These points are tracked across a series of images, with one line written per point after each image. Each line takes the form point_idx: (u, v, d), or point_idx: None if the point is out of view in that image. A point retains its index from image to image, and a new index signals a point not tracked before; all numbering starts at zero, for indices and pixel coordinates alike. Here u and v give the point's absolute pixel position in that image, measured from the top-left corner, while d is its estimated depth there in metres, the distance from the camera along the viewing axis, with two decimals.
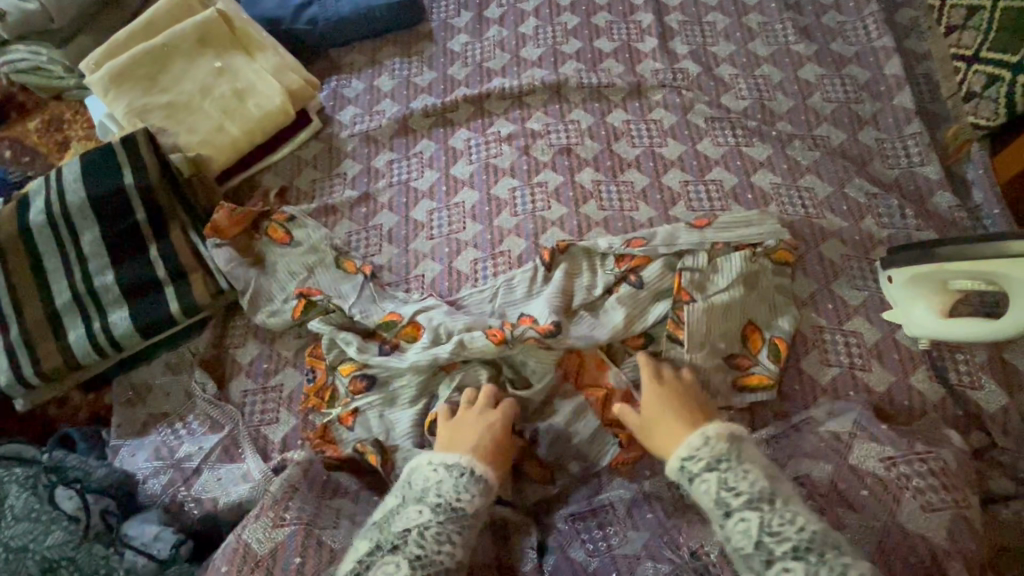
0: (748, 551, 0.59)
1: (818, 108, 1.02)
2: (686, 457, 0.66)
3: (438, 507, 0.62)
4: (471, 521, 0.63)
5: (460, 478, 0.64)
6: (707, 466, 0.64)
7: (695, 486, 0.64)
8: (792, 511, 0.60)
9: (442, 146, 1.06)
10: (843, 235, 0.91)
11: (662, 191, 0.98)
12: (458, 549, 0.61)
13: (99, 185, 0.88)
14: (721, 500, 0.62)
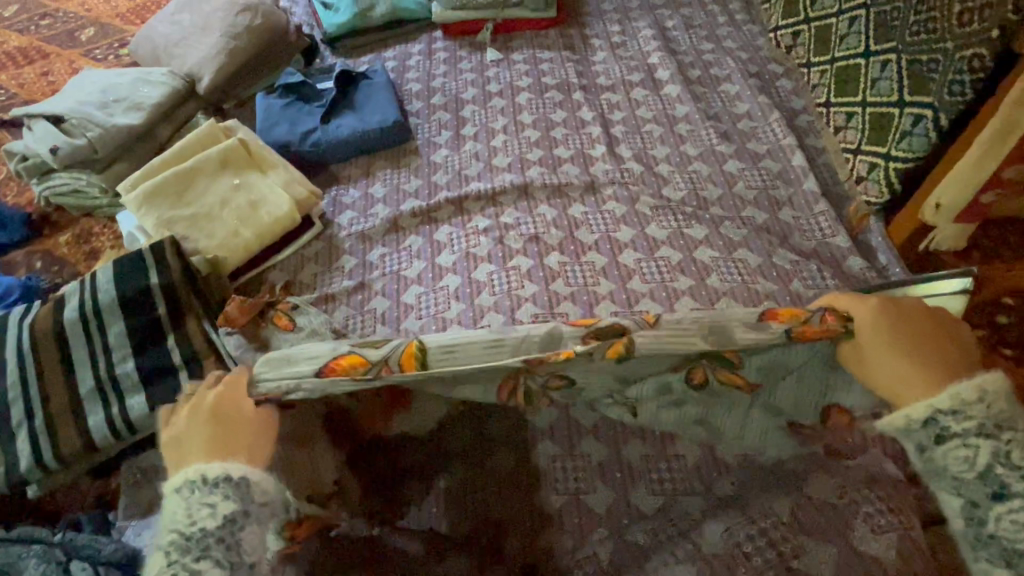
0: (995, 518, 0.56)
1: (743, 195, 1.22)
2: (944, 409, 0.59)
3: (177, 540, 0.59)
4: (219, 535, 0.59)
5: (190, 495, 0.60)
6: (976, 427, 0.57)
7: (944, 446, 0.58)
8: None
9: (429, 240, 1.22)
10: (775, 296, 1.06)
11: (619, 268, 1.13)
12: (214, 567, 0.58)
13: (129, 285, 1.00)
14: (991, 474, 0.57)
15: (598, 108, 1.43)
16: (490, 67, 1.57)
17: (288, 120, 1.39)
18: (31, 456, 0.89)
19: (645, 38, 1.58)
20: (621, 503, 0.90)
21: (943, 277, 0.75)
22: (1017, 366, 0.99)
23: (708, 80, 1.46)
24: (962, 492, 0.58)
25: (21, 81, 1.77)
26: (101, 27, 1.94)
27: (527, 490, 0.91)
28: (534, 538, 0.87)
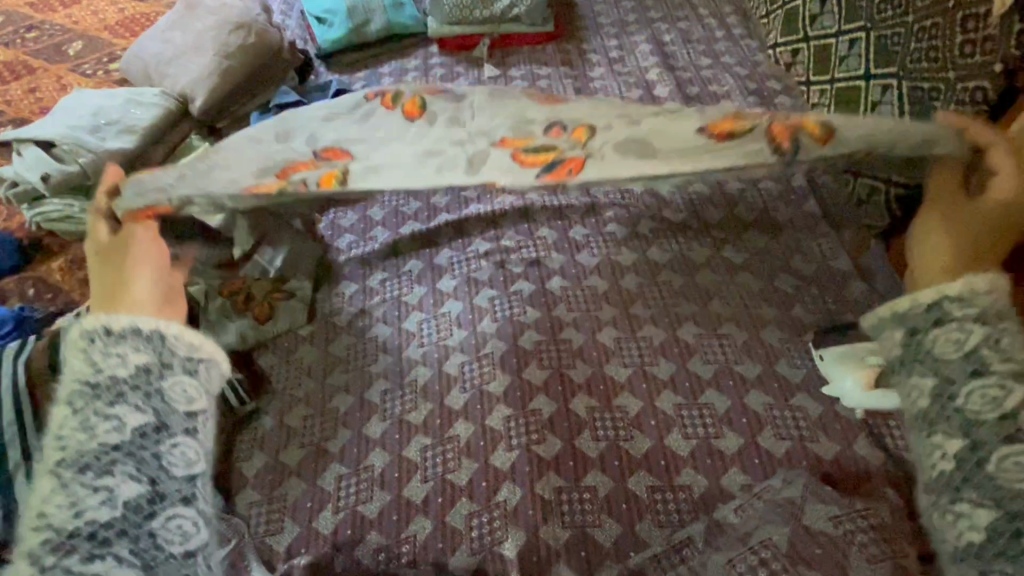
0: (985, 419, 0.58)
1: (743, 216, 1.22)
2: (951, 300, 0.62)
3: (90, 383, 0.62)
4: (136, 381, 0.62)
5: (93, 346, 0.63)
6: (974, 320, 0.61)
7: (938, 333, 0.62)
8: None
9: (429, 265, 1.21)
10: (777, 321, 1.06)
11: (622, 292, 1.13)
12: (134, 414, 0.61)
13: None
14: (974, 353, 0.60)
15: None
16: (487, 82, 1.55)
17: None
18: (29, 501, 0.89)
19: (642, 55, 1.58)
20: (630, 535, 0.88)
21: None
22: None
23: (707, 96, 1.46)
24: (939, 368, 0.61)
25: (8, 98, 1.73)
26: (90, 42, 1.91)
27: (531, 521, 0.89)
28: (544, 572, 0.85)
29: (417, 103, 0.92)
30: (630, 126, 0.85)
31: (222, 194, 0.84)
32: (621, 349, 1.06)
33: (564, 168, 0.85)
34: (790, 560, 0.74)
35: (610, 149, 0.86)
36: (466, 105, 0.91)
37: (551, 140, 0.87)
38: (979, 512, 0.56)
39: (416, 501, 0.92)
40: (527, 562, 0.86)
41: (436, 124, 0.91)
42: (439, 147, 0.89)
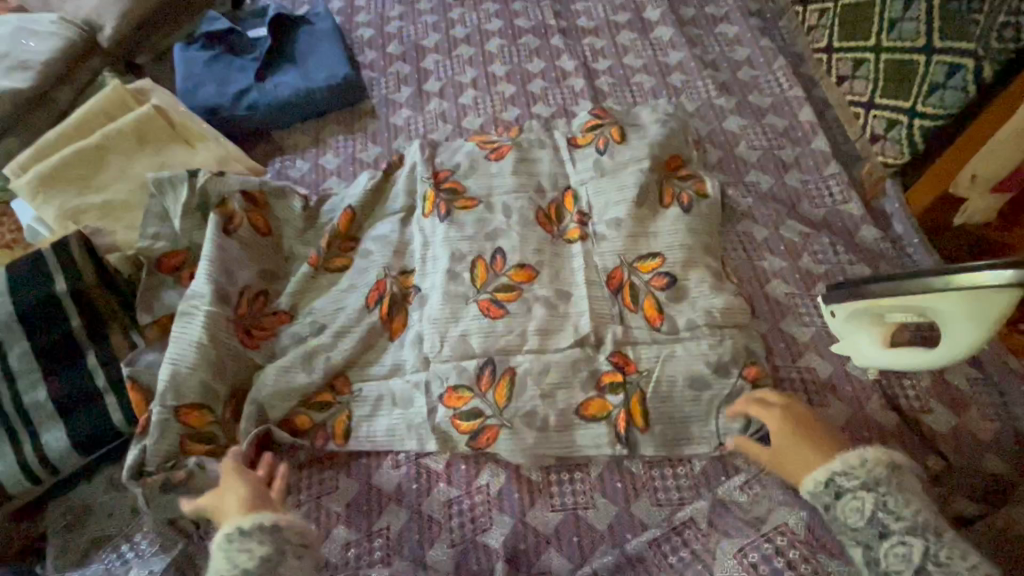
0: (905, 574, 0.60)
1: (745, 157, 1.09)
2: (840, 472, 0.67)
3: (225, 574, 0.66)
4: (263, 569, 0.66)
5: (230, 544, 0.67)
6: (863, 486, 0.65)
7: (843, 504, 0.65)
8: (955, 551, 0.59)
9: (392, 214, 1.06)
10: (783, 275, 0.96)
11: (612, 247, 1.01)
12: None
13: (28, 295, 0.84)
14: (876, 519, 0.63)
15: (580, 56, 1.26)
16: (453, 7, 1.35)
17: (215, 79, 1.18)
18: None
19: None
20: (626, 516, 0.80)
21: (979, 267, 0.67)
22: None
23: (703, 20, 1.29)
24: (857, 539, 0.63)
25: None
26: None
27: (517, 507, 0.81)
28: (533, 561, 0.77)
29: (402, 319, 0.95)
30: (548, 407, 0.85)
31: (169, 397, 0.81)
32: (612, 310, 0.94)
33: (502, 388, 0.86)
34: (811, 549, 0.65)
35: (534, 336, 0.91)
36: (429, 324, 0.92)
37: (481, 315, 0.92)
38: None
39: (389, 490, 0.83)
40: (513, 551, 0.78)
41: (407, 347, 0.92)
42: (408, 398, 0.88)
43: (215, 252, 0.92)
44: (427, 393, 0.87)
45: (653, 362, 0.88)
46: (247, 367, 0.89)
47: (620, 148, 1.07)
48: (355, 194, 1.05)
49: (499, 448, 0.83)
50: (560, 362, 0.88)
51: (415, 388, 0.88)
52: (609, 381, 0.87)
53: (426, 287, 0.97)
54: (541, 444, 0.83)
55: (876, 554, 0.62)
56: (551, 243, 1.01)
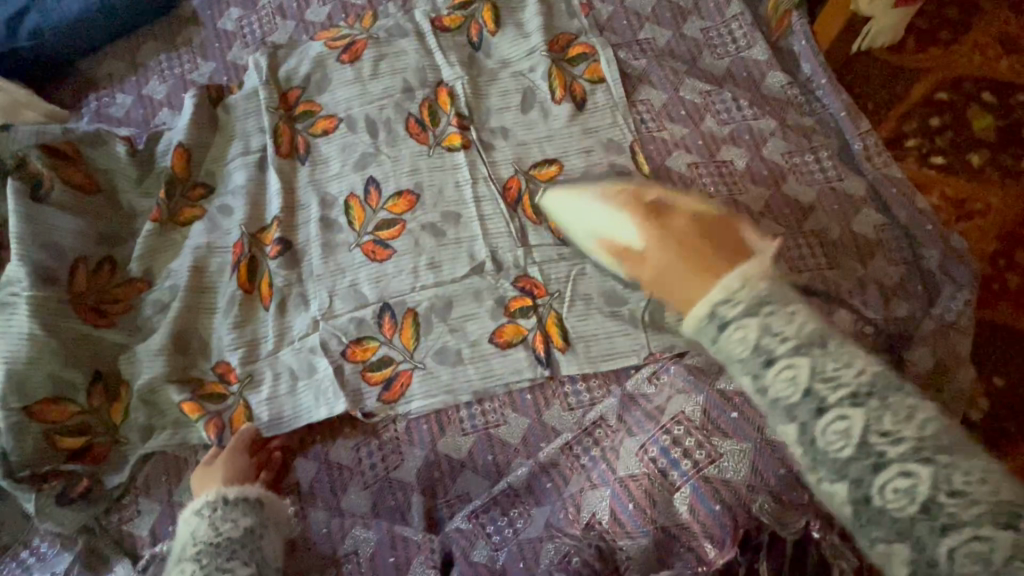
0: (793, 401, 0.41)
1: (638, 9, 0.94)
2: (720, 301, 0.46)
3: (200, 551, 0.62)
4: (243, 542, 0.63)
5: (213, 515, 0.65)
6: (744, 311, 0.44)
7: (728, 335, 0.44)
8: (848, 352, 0.41)
9: (243, 143, 0.89)
10: (685, 142, 0.87)
11: (496, 139, 0.89)
12: (244, 566, 0.61)
13: None
14: (764, 344, 0.42)
15: None
16: None
17: None
18: None
19: None
20: (537, 426, 0.78)
21: None
22: (948, 177, 0.91)
23: None
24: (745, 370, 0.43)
25: None
26: None
27: (427, 437, 0.78)
28: (450, 484, 0.76)
29: (269, 280, 0.84)
30: (458, 341, 0.80)
31: (17, 402, 0.73)
32: (502, 212, 0.85)
33: (407, 330, 0.81)
34: (703, 433, 0.62)
35: (426, 271, 0.83)
36: (311, 284, 0.84)
37: (366, 259, 0.84)
38: (836, 486, 0.39)
39: (293, 444, 0.79)
40: (428, 480, 0.76)
41: (288, 313, 0.83)
42: (305, 366, 0.80)
43: (25, 226, 0.77)
44: (325, 356, 0.80)
45: (563, 282, 0.82)
46: (109, 346, 0.80)
47: (496, 41, 0.93)
48: (181, 128, 0.88)
49: (413, 393, 0.79)
50: (461, 293, 0.82)
51: (312, 354, 0.81)
52: (518, 307, 0.81)
53: (290, 239, 0.85)
54: (450, 383, 0.79)
55: (760, 385, 0.42)
56: (429, 156, 0.88)
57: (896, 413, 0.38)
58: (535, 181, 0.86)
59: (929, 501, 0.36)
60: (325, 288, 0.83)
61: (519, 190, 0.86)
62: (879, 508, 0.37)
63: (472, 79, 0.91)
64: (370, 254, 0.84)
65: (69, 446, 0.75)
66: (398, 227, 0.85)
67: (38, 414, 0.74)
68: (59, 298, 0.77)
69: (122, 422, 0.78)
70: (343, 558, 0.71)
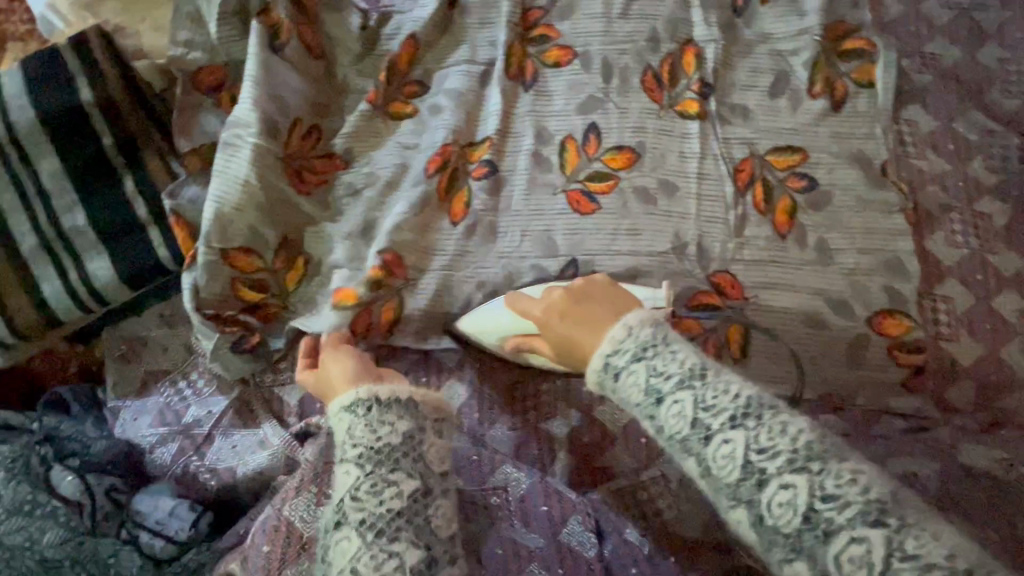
0: (684, 434, 0.50)
1: (932, 18, 0.84)
2: (612, 352, 0.55)
3: (361, 455, 0.56)
4: (405, 450, 0.57)
5: (368, 415, 0.58)
6: (635, 358, 0.54)
7: (622, 382, 0.54)
8: (726, 380, 0.51)
9: (472, 48, 0.85)
10: (945, 180, 0.79)
11: (736, 120, 0.82)
12: (409, 480, 0.56)
13: (46, 100, 0.72)
14: (652, 386, 0.52)
15: None
16: None
17: None
18: None
19: None
20: None
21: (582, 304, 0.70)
22: None
23: None
24: (642, 410, 0.53)
25: None
26: None
27: (585, 400, 0.76)
28: (599, 453, 0.74)
29: (464, 199, 0.81)
30: None
31: (217, 242, 0.73)
32: (725, 193, 0.80)
33: None
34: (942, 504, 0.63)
35: (624, 236, 0.80)
36: (505, 216, 0.81)
37: (569, 208, 0.80)
38: (795, 565, 0.44)
39: (449, 364, 0.79)
40: (578, 443, 0.75)
41: (474, 237, 0.80)
42: (467, 297, 0.79)
43: (260, 73, 0.76)
44: (494, 294, 0.79)
45: (762, 288, 0.78)
46: (302, 215, 0.79)
47: (763, 11, 0.84)
48: (419, 18, 0.85)
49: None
50: (652, 269, 0.79)
51: (478, 287, 0.79)
52: (705, 302, 0.78)
53: (497, 163, 0.82)
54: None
55: (705, 462, 0.49)
56: (658, 116, 0.82)
57: (838, 477, 0.45)
58: (770, 172, 0.80)
59: (808, 509, 0.44)
60: (515, 226, 0.81)
61: (746, 180, 0.80)
62: (773, 525, 0.46)
63: (726, 46, 0.84)
64: (570, 204, 0.81)
65: (247, 298, 0.76)
66: (605, 183, 0.81)
67: (230, 261, 0.75)
68: (276, 153, 0.76)
69: (294, 291, 0.79)
70: (490, 490, 0.70)
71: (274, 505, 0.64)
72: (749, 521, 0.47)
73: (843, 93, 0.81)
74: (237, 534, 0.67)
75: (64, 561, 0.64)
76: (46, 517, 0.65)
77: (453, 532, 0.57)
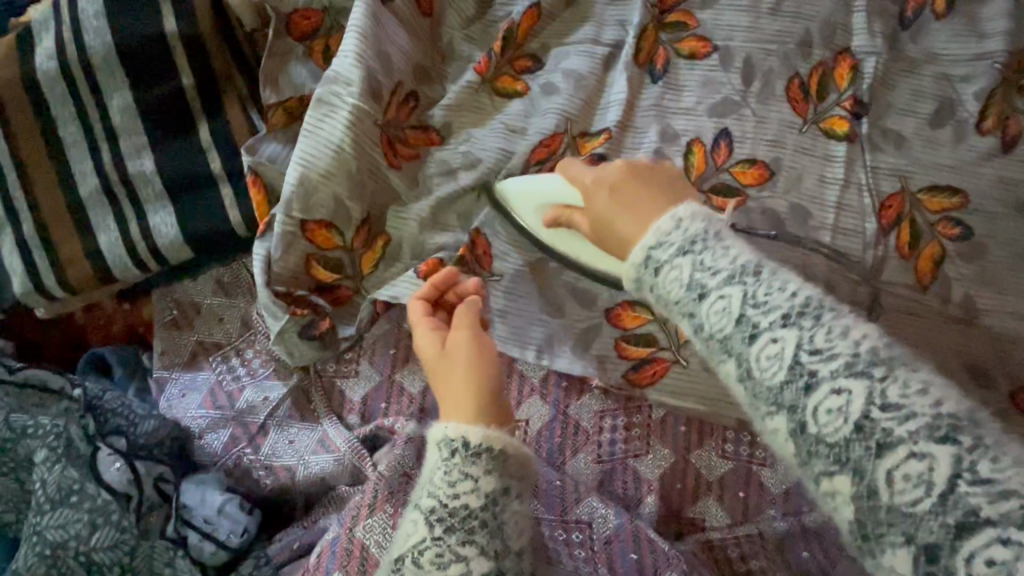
0: (727, 335, 0.41)
1: None
2: (654, 245, 0.47)
3: (432, 514, 0.44)
4: (485, 519, 0.44)
5: (450, 462, 0.45)
6: (677, 253, 0.45)
7: (661, 280, 0.45)
8: (781, 278, 0.42)
9: (598, 28, 0.76)
10: None
11: (889, 148, 0.72)
12: (482, 559, 0.43)
13: (130, 29, 0.65)
14: (693, 282, 0.43)
15: None
16: None
17: None
18: (28, 274, 0.67)
19: None
20: None
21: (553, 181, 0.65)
22: None
23: None
24: (675, 313, 0.44)
25: None
26: None
27: (683, 441, 0.68)
28: (689, 504, 0.67)
29: None
30: None
31: (297, 210, 0.65)
32: (867, 228, 0.70)
33: None
34: None
35: None
36: None
37: None
38: (838, 480, 0.36)
39: (533, 379, 0.71)
40: (667, 487, 0.67)
41: None
42: (561, 305, 0.70)
43: (367, 24, 0.67)
44: (593, 308, 0.69)
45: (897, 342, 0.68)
46: (389, 191, 0.70)
47: (935, 27, 0.74)
48: None
49: (667, 386, 0.67)
50: None
51: (575, 297, 0.70)
52: None
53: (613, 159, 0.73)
54: (707, 394, 0.66)
55: (746, 365, 0.40)
56: (800, 132, 0.73)
57: (905, 385, 0.35)
58: (922, 211, 0.70)
59: (862, 418, 0.35)
60: None
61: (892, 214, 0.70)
62: (818, 435, 0.36)
63: (887, 61, 0.74)
64: None
65: (318, 276, 0.68)
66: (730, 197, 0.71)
67: (308, 234, 0.67)
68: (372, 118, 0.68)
69: (369, 275, 0.70)
70: (573, 522, 0.64)
71: (341, 524, 0.59)
72: (788, 430, 0.38)
73: (1022, 131, 0.70)
74: (292, 547, 0.62)
75: (113, 567, 0.56)
76: (95, 511, 0.57)
77: (524, 545, 0.46)
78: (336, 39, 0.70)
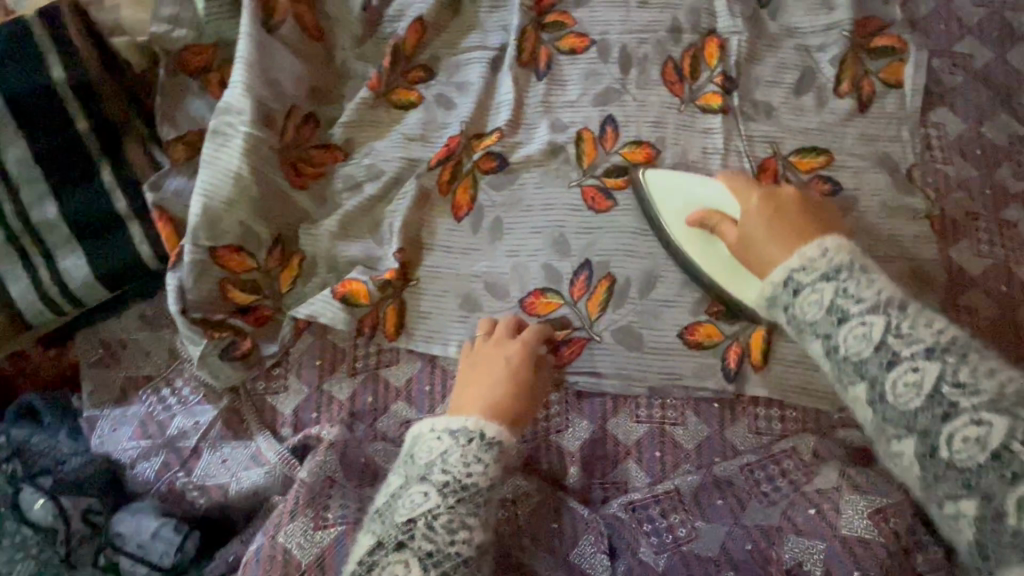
0: (865, 356, 0.55)
1: (962, 16, 0.82)
2: (799, 269, 0.61)
3: (445, 487, 0.56)
4: (484, 494, 0.57)
5: (467, 447, 0.58)
6: (823, 278, 0.59)
7: (801, 300, 0.60)
8: (926, 316, 0.54)
9: (484, 35, 0.81)
10: (971, 186, 0.76)
11: (760, 119, 0.78)
12: (478, 529, 0.55)
13: (18, 81, 0.67)
14: (836, 305, 0.58)
15: None
16: None
17: None
18: None
19: None
20: (717, 438, 0.70)
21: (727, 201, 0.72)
22: None
23: None
24: (816, 332, 0.59)
25: None
26: None
27: (599, 412, 0.72)
28: (610, 470, 0.71)
29: (468, 192, 0.76)
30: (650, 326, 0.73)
31: (205, 238, 0.68)
32: None
33: (597, 297, 0.73)
34: None
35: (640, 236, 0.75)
36: (516, 212, 0.76)
37: (582, 204, 0.76)
38: (905, 443, 0.52)
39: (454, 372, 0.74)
40: (588, 457, 0.71)
41: (481, 232, 0.76)
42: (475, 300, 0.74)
43: (253, 54, 0.70)
44: (504, 298, 0.74)
45: None
46: (297, 210, 0.74)
47: (789, 3, 0.80)
48: None
49: (581, 365, 0.73)
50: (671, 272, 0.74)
51: (486, 289, 0.74)
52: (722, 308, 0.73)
53: (508, 157, 0.77)
54: (626, 368, 0.72)
55: (834, 343, 0.57)
56: (679, 111, 0.78)
57: (974, 369, 0.50)
58: (794, 172, 0.76)
59: (934, 391, 0.51)
60: (527, 225, 0.76)
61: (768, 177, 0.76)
62: (894, 401, 0.53)
63: (751, 39, 0.79)
64: (585, 202, 0.76)
65: (236, 300, 0.71)
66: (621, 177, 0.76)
67: (220, 259, 0.69)
68: (269, 142, 0.70)
69: (288, 293, 0.73)
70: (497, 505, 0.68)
71: (268, 531, 0.61)
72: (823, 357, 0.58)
73: (873, 91, 0.77)
74: (228, 561, 0.65)
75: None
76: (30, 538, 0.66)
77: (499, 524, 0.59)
78: (228, 72, 0.73)
